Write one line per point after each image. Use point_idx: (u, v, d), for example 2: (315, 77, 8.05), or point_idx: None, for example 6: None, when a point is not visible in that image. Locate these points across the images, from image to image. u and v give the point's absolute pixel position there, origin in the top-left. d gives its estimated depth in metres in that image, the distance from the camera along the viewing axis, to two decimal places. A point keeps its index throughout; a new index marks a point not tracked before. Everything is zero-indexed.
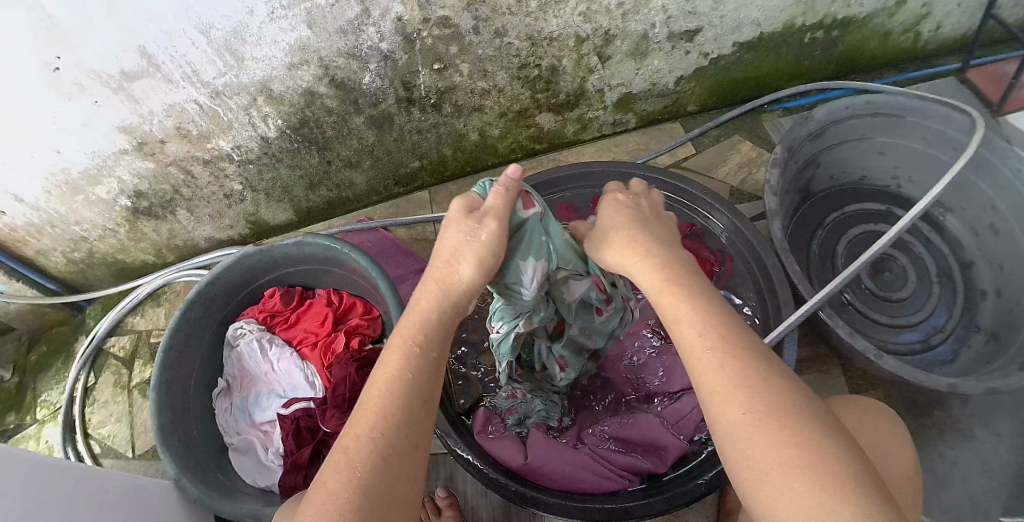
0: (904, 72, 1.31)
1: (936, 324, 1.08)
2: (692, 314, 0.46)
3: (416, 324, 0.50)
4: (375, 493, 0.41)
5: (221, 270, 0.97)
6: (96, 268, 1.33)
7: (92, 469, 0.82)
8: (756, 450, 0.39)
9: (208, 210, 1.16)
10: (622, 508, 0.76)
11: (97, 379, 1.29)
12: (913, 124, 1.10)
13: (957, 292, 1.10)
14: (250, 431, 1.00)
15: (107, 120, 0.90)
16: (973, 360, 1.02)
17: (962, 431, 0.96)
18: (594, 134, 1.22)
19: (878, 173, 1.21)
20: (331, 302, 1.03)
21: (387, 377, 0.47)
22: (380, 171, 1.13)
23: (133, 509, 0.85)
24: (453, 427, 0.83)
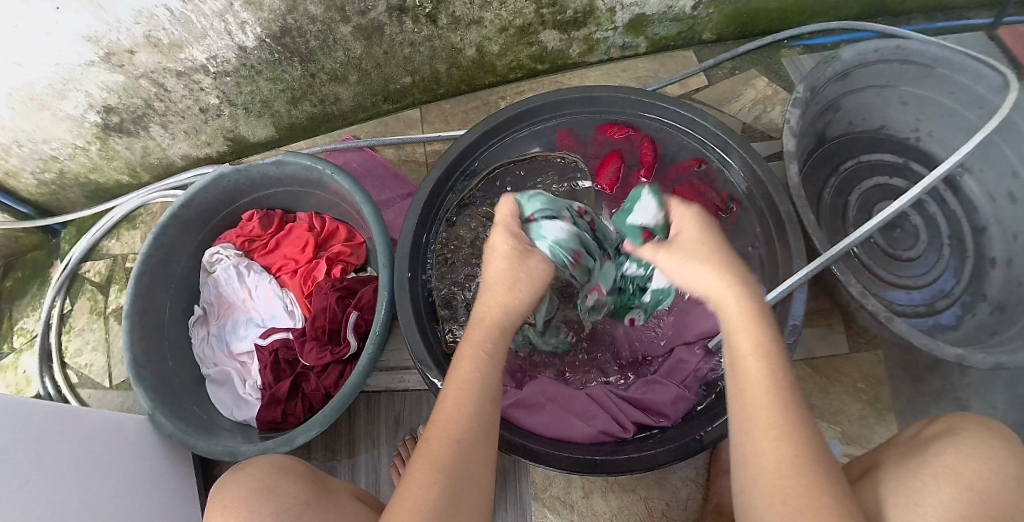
0: (933, 19, 1.19)
1: (941, 287, 1.01)
2: (703, 278, 0.50)
3: (483, 336, 0.52)
4: (457, 479, 0.45)
5: (196, 190, 0.90)
6: (68, 190, 1.25)
7: (64, 409, 0.75)
8: (761, 440, 0.43)
9: (182, 126, 1.07)
10: (619, 459, 0.70)
11: (73, 305, 1.24)
12: (941, 75, 1.00)
13: (966, 258, 1.01)
14: (227, 362, 0.95)
15: (70, 28, 0.80)
16: (978, 327, 0.95)
17: (957, 400, 0.92)
18: (600, 57, 1.12)
19: (900, 125, 1.11)
20: (312, 228, 0.96)
21: (460, 390, 0.49)
22: (368, 86, 1.04)
23: (110, 447, 0.80)
24: (430, 355, 0.73)
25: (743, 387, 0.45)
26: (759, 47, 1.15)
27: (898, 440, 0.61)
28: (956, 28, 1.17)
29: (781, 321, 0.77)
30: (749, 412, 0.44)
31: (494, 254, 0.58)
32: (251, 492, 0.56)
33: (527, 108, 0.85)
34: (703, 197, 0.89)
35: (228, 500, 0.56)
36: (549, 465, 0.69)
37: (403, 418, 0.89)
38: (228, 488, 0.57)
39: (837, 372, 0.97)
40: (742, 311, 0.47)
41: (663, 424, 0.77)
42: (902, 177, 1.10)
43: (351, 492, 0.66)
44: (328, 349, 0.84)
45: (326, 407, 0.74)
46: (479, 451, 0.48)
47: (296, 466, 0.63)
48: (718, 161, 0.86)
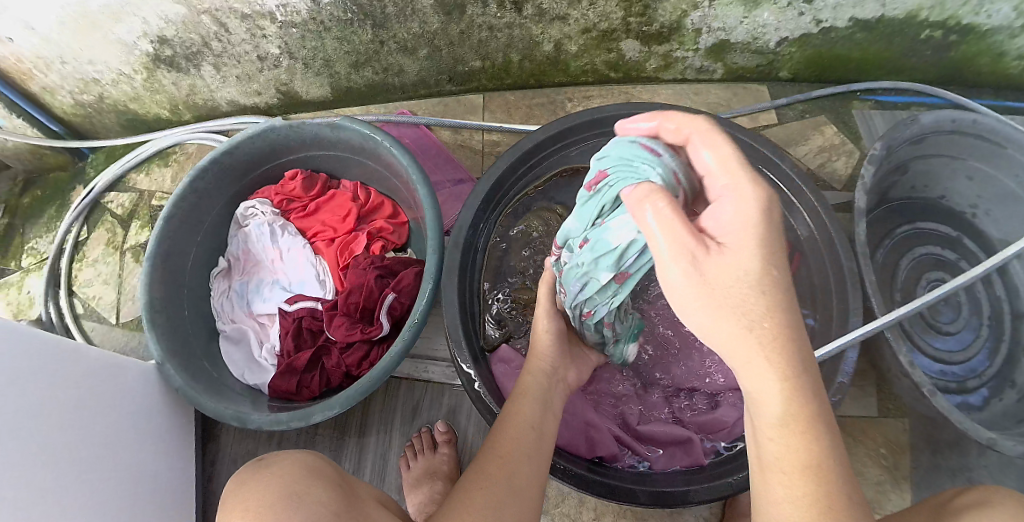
0: (1001, 98, 1.12)
1: (973, 366, 0.96)
2: (725, 332, 0.39)
3: (535, 379, 0.62)
4: (517, 485, 0.51)
5: (243, 138, 0.86)
6: (104, 115, 1.21)
7: (67, 344, 0.71)
8: (783, 465, 0.38)
9: (236, 70, 1.04)
10: (611, 486, 0.66)
11: (89, 234, 1.20)
12: (1010, 157, 0.94)
13: (1000, 342, 0.95)
14: (245, 320, 0.92)
15: None
16: (1004, 412, 0.89)
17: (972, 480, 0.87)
18: (674, 77, 1.09)
19: (960, 198, 1.04)
20: (356, 198, 0.92)
21: (518, 426, 0.56)
22: (435, 63, 1.00)
23: (111, 390, 0.76)
24: (466, 340, 0.69)
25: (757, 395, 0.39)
26: (831, 96, 1.11)
27: (929, 504, 0.55)
28: None
29: (830, 378, 0.73)
30: (763, 402, 0.39)
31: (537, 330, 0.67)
32: (272, 496, 0.44)
33: (604, 117, 0.80)
34: None
35: (245, 510, 0.43)
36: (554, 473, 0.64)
37: (421, 410, 0.84)
38: (247, 489, 0.45)
39: (862, 433, 0.92)
40: (759, 345, 0.37)
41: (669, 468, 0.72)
42: (954, 251, 1.05)
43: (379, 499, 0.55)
44: (359, 327, 0.79)
45: (350, 388, 0.70)
46: (524, 467, 0.53)
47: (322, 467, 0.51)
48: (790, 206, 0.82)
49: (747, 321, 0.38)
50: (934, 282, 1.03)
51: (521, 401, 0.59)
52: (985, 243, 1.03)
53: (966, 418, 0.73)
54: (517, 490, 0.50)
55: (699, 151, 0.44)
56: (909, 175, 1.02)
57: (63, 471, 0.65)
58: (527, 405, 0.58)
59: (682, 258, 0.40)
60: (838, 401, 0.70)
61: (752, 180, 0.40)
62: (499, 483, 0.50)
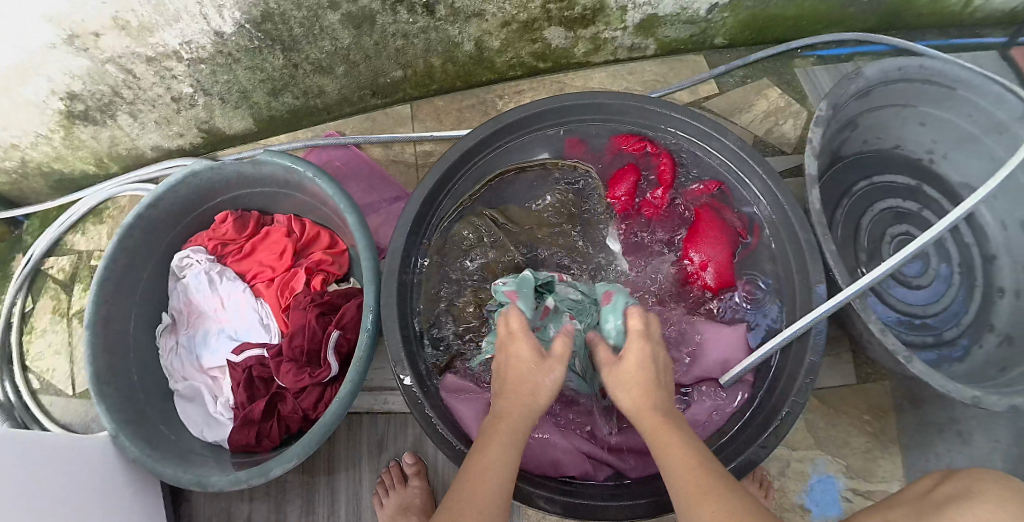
0: (946, 37, 1.11)
1: (949, 317, 0.94)
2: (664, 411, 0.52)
3: (511, 411, 0.52)
4: None
5: (166, 188, 0.82)
6: (30, 179, 1.16)
7: (19, 434, 0.67)
8: (683, 482, 0.45)
9: (153, 115, 0.98)
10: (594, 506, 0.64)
11: (35, 304, 1.15)
12: (963, 98, 0.93)
13: (974, 287, 0.94)
14: (195, 376, 0.87)
15: (31, 6, 0.72)
16: (987, 361, 0.87)
17: (962, 435, 0.86)
18: (606, 58, 1.05)
19: (915, 144, 1.04)
20: (291, 232, 0.87)
21: (486, 477, 0.47)
22: (355, 79, 0.95)
23: (77, 472, 0.73)
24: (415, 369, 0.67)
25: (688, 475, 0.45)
26: (770, 56, 1.08)
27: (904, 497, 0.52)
28: (967, 48, 1.10)
29: (799, 357, 0.70)
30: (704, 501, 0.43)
31: (506, 354, 0.58)
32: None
33: (536, 112, 0.77)
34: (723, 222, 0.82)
35: None
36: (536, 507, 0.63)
37: (387, 442, 0.81)
38: None
39: (842, 403, 0.90)
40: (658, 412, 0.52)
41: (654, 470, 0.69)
42: (916, 202, 1.03)
43: None
44: (307, 371, 0.75)
45: (304, 437, 0.67)
46: None
47: None
48: (738, 182, 0.80)
49: (664, 412, 0.52)
50: (898, 237, 1.01)
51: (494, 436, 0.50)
52: (946, 190, 1.02)
53: (945, 379, 0.71)
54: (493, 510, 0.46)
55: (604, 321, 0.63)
56: (860, 130, 0.99)
57: None
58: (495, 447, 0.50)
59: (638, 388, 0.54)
60: (810, 383, 0.68)
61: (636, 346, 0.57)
62: None
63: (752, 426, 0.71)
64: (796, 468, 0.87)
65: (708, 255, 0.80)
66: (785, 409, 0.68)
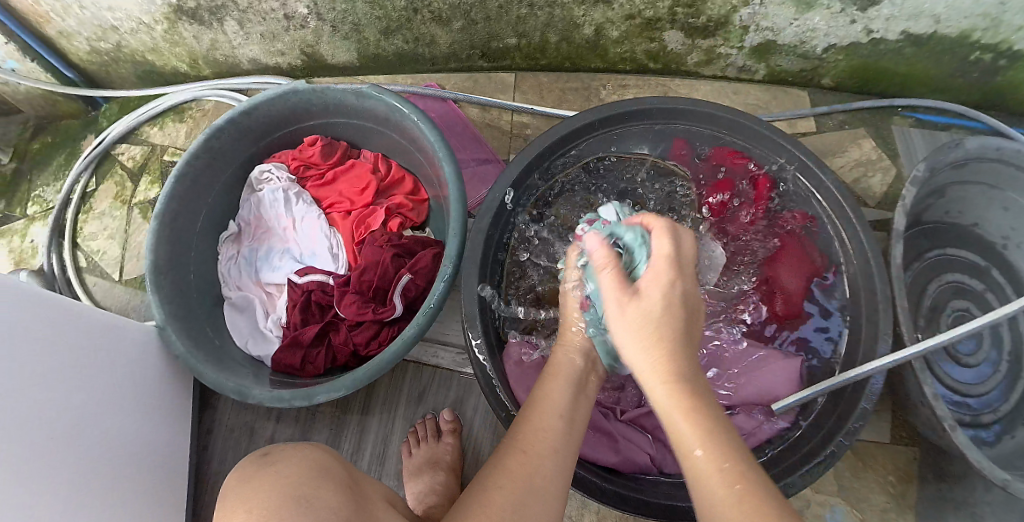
0: None
1: (990, 400, 0.86)
2: (654, 378, 0.44)
3: (563, 365, 0.55)
4: (535, 487, 0.44)
5: (264, 99, 0.82)
6: (121, 65, 1.18)
7: (61, 303, 0.68)
8: (695, 457, 0.39)
9: (260, 28, 0.99)
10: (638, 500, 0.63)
11: (98, 186, 1.17)
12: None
13: (1019, 377, 0.84)
14: (252, 289, 0.89)
15: None
16: (1014, 451, 0.80)
17: (973, 517, 0.80)
18: (714, 72, 1.04)
19: (992, 227, 0.93)
20: (376, 170, 0.88)
21: (548, 416, 0.49)
22: (469, 37, 0.95)
23: (107, 351, 0.73)
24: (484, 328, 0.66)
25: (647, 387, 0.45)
26: (871, 107, 1.04)
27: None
28: None
29: (850, 404, 0.68)
30: (680, 437, 0.41)
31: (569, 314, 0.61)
32: (285, 496, 0.40)
33: (645, 108, 0.75)
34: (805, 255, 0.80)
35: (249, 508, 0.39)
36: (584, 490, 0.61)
37: (427, 394, 0.82)
38: (248, 489, 0.41)
39: (871, 459, 0.86)
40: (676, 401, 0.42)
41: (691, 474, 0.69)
42: (981, 281, 0.94)
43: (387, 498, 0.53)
44: (370, 307, 0.76)
45: (357, 371, 0.68)
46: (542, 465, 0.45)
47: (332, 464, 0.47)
48: (829, 227, 0.75)
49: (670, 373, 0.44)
50: (955, 313, 0.93)
51: (552, 382, 0.53)
52: (1014, 277, 0.91)
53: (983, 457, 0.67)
54: (538, 491, 0.44)
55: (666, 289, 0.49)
56: (944, 200, 0.93)
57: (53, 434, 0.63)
58: (557, 390, 0.52)
59: (633, 315, 0.46)
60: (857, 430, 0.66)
61: (666, 265, 0.49)
62: (519, 484, 0.44)
63: (790, 460, 0.70)
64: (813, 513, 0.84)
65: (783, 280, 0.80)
66: (828, 450, 0.66)
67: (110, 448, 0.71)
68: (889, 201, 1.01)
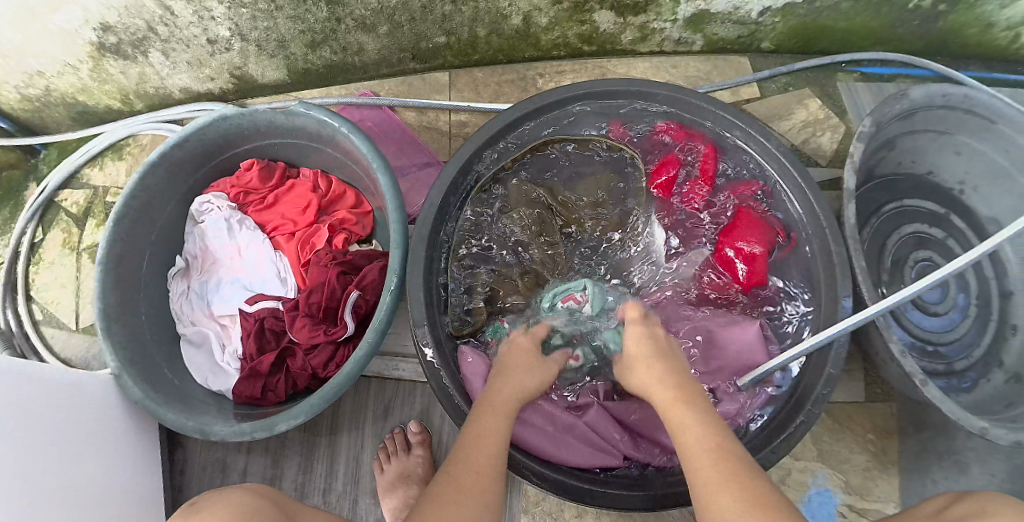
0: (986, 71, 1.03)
1: (961, 347, 0.87)
2: (689, 424, 0.50)
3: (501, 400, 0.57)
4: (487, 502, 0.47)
5: (194, 128, 0.80)
6: (52, 109, 1.14)
7: (16, 367, 0.66)
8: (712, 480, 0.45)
9: (186, 55, 0.96)
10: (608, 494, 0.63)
11: (45, 235, 1.14)
12: (1001, 133, 0.84)
13: (988, 321, 0.86)
14: (206, 323, 0.87)
15: None
16: (993, 396, 0.81)
17: (960, 464, 0.81)
18: (651, 49, 1.03)
19: (947, 173, 0.94)
20: (317, 187, 0.86)
21: (492, 441, 0.52)
22: (396, 40, 0.93)
23: (72, 409, 0.72)
24: (434, 334, 0.66)
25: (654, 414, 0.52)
26: (814, 67, 1.04)
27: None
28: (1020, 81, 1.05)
29: (817, 370, 0.68)
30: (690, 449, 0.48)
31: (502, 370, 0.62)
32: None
33: (580, 90, 0.75)
34: (761, 223, 0.78)
35: None
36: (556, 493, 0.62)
37: (393, 407, 0.81)
38: None
39: (847, 420, 0.86)
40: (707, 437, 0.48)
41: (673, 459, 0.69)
42: (941, 229, 0.94)
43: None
44: (322, 328, 0.74)
45: (314, 395, 0.66)
46: (488, 484, 0.48)
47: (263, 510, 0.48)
48: (778, 189, 0.77)
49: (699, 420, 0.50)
50: (920, 263, 0.93)
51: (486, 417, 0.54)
52: (974, 222, 0.92)
53: (955, 406, 0.68)
54: (491, 505, 0.47)
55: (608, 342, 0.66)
56: (895, 152, 0.91)
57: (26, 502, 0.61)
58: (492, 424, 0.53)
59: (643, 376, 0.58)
60: (827, 394, 0.66)
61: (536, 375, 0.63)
62: (468, 497, 0.46)
63: (764, 431, 0.70)
64: (797, 479, 0.84)
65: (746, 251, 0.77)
66: (799, 419, 0.66)
67: (86, 503, 0.69)
68: (840, 159, 1.01)
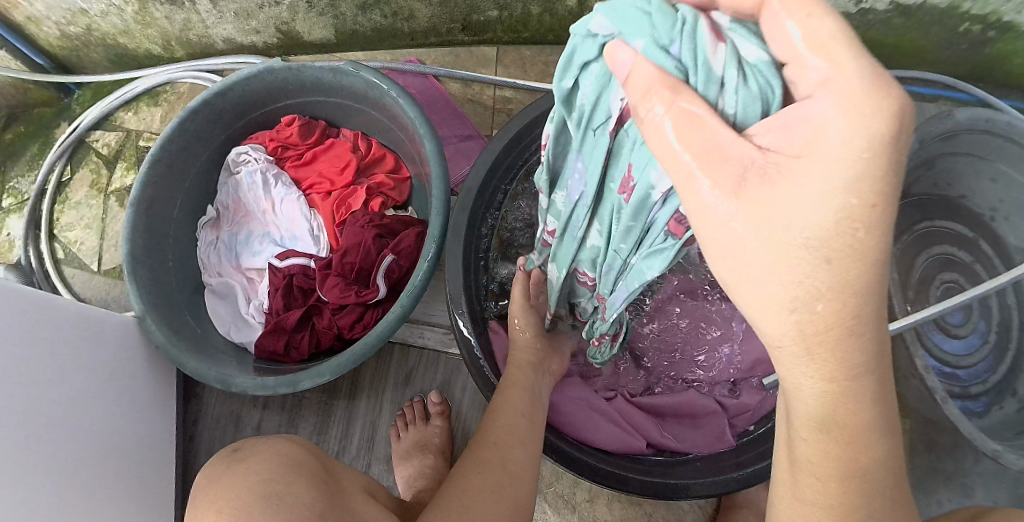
0: None
1: (978, 372, 0.85)
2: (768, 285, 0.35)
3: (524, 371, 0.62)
4: (506, 470, 0.54)
5: (238, 78, 0.79)
6: (91, 49, 1.14)
7: (39, 297, 0.65)
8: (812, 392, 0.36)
9: (233, 6, 0.95)
10: (626, 477, 0.62)
11: (73, 174, 1.14)
12: None
13: (1006, 351, 0.81)
14: (233, 274, 0.87)
15: None
16: (1005, 422, 0.80)
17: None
18: None
19: (978, 198, 0.88)
20: (356, 149, 0.86)
21: (515, 412, 0.58)
22: (449, 10, 0.92)
23: (89, 345, 0.71)
24: (469, 306, 0.65)
25: (704, 237, 0.37)
26: None
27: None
28: None
29: None
30: (798, 277, 0.34)
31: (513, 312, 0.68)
32: (252, 496, 0.39)
33: None
34: None
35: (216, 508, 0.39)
36: (573, 471, 0.61)
37: (415, 376, 0.80)
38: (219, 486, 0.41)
39: None
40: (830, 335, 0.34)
41: (698, 453, 0.68)
42: (970, 252, 0.90)
43: (365, 485, 0.53)
44: (354, 289, 0.74)
45: (341, 355, 0.66)
46: (511, 453, 0.55)
47: (304, 456, 0.47)
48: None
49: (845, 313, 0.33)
50: (945, 285, 0.91)
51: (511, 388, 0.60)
52: (1003, 250, 0.86)
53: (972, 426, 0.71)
54: (511, 475, 0.54)
55: (653, 99, 0.35)
56: (932, 172, 0.90)
57: (35, 433, 0.61)
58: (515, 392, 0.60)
59: (703, 159, 0.34)
60: None
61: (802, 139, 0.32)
62: (490, 468, 0.54)
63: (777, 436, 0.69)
64: None
65: None
66: None
67: (98, 439, 0.70)
68: None
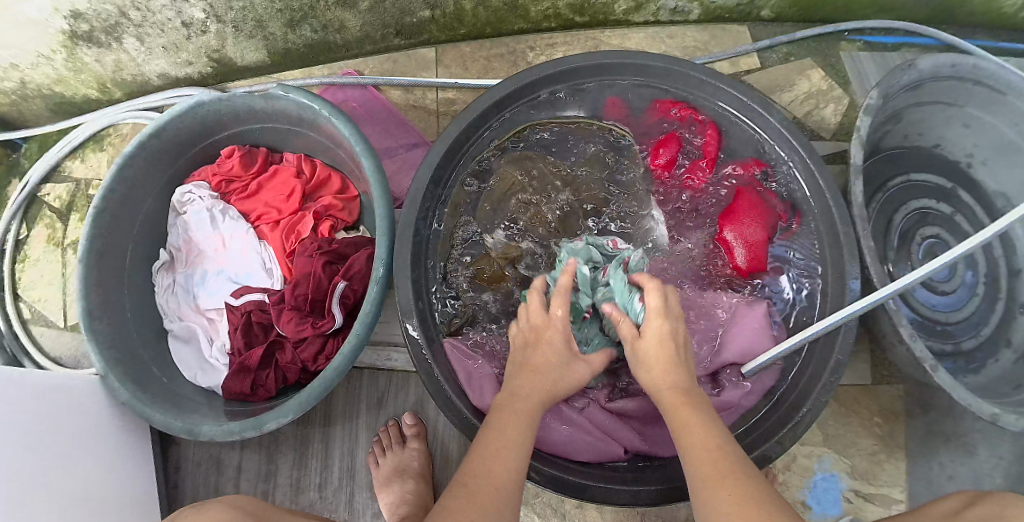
0: (994, 37, 0.97)
1: (970, 326, 0.82)
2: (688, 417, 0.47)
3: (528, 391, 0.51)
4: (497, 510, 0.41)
5: (171, 116, 0.76)
6: (31, 102, 1.10)
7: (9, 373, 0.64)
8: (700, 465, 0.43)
9: (161, 40, 0.92)
10: (611, 492, 0.60)
11: (29, 232, 1.10)
12: (1011, 105, 0.78)
13: (996, 300, 0.82)
14: (193, 317, 0.84)
15: None
16: (1001, 377, 0.77)
17: (966, 447, 0.77)
18: (645, 19, 0.97)
19: (955, 146, 0.88)
20: (300, 173, 0.83)
21: (511, 439, 0.46)
22: (379, 16, 0.89)
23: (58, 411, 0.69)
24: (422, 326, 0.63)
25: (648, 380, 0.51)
26: (816, 34, 0.97)
27: (923, 511, 0.47)
28: None
29: (825, 354, 0.65)
30: (688, 435, 0.45)
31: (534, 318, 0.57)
32: None
33: (571, 63, 0.70)
34: (763, 203, 0.75)
35: None
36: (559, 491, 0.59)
37: (388, 399, 0.78)
38: None
39: (853, 403, 0.82)
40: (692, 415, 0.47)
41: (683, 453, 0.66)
42: (949, 204, 0.89)
43: None
44: (310, 320, 0.72)
45: (304, 391, 0.63)
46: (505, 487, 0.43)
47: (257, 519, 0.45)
48: (783, 167, 0.72)
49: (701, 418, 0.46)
50: (928, 239, 0.88)
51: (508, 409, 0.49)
52: (983, 196, 0.87)
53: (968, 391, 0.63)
54: (500, 513, 0.41)
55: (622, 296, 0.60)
56: (900, 125, 0.85)
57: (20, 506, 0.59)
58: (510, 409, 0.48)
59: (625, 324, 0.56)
60: (835, 382, 0.63)
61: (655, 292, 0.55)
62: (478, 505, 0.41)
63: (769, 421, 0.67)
64: (803, 464, 0.80)
65: (740, 230, 0.74)
66: (806, 408, 0.64)
67: (81, 503, 0.68)
68: (845, 131, 0.95)
